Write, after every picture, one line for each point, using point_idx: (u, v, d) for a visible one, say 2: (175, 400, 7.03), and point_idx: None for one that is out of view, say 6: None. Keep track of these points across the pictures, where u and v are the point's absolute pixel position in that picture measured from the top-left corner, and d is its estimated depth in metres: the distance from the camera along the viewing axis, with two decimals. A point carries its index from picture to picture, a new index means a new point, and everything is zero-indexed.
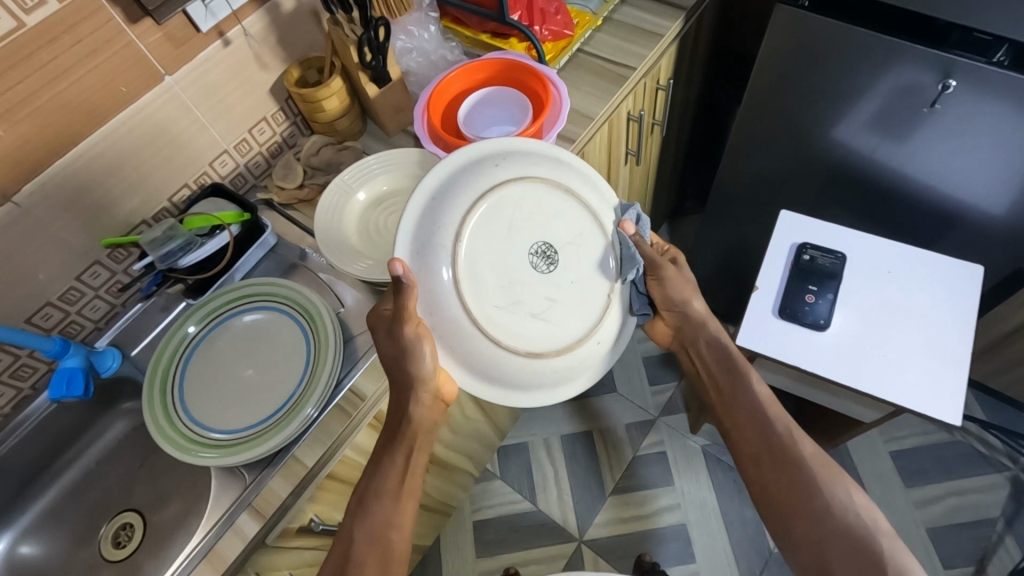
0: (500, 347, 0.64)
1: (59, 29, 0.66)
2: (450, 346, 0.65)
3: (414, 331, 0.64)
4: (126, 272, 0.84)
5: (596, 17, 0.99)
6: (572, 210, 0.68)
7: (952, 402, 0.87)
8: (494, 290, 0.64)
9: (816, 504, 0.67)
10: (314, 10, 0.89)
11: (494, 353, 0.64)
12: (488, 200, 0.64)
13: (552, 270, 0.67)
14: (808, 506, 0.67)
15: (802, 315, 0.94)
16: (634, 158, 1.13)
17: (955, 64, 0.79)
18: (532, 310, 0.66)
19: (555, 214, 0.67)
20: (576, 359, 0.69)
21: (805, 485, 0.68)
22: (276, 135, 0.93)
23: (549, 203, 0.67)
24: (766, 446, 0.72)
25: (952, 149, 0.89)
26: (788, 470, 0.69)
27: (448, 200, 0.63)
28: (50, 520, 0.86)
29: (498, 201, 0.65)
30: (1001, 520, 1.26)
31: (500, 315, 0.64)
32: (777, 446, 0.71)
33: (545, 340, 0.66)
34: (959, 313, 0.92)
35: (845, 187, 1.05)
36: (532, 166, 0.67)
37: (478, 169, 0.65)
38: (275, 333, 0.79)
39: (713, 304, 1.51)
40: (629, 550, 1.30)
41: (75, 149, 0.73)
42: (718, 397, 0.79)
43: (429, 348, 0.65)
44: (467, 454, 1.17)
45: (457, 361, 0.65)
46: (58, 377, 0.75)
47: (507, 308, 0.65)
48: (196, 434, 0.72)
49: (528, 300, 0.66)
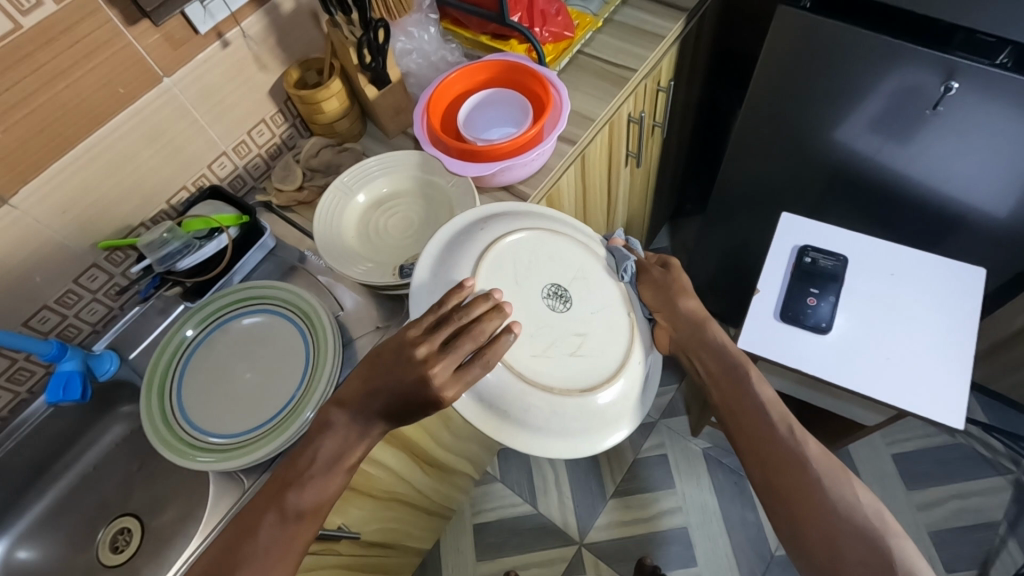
0: (552, 393, 0.63)
1: (56, 31, 0.65)
2: (500, 411, 0.63)
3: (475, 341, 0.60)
4: (124, 275, 0.84)
5: (596, 18, 0.98)
6: (565, 246, 0.71)
7: (955, 405, 0.86)
8: (527, 343, 0.65)
9: (822, 503, 0.61)
10: (314, 11, 0.88)
11: (548, 401, 0.63)
12: (486, 257, 0.68)
13: (570, 308, 0.68)
14: (819, 509, 0.61)
15: (804, 318, 0.93)
16: (635, 160, 1.13)
17: (958, 65, 0.78)
18: (568, 349, 0.66)
19: (550, 254, 0.70)
20: (627, 389, 0.67)
21: (803, 483, 0.62)
22: (276, 137, 0.93)
23: (546, 249, 0.71)
24: (774, 448, 0.65)
25: (954, 151, 0.88)
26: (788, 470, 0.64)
27: (452, 263, 0.68)
28: (48, 524, 0.85)
29: (497, 258, 0.68)
30: (1004, 524, 1.25)
31: (539, 363, 0.65)
32: (782, 448, 0.65)
33: (590, 372, 0.66)
34: (961, 315, 0.92)
35: (846, 189, 1.04)
36: (521, 220, 0.72)
37: (473, 233, 0.70)
38: (274, 337, 0.78)
39: (713, 306, 1.51)
40: (630, 553, 1.30)
41: (72, 151, 0.72)
42: (720, 394, 0.71)
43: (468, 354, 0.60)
44: (467, 456, 1.16)
45: (514, 422, 0.63)
46: (55, 381, 0.75)
47: (543, 355, 0.65)
48: (194, 438, 0.71)
49: (560, 340, 0.66)
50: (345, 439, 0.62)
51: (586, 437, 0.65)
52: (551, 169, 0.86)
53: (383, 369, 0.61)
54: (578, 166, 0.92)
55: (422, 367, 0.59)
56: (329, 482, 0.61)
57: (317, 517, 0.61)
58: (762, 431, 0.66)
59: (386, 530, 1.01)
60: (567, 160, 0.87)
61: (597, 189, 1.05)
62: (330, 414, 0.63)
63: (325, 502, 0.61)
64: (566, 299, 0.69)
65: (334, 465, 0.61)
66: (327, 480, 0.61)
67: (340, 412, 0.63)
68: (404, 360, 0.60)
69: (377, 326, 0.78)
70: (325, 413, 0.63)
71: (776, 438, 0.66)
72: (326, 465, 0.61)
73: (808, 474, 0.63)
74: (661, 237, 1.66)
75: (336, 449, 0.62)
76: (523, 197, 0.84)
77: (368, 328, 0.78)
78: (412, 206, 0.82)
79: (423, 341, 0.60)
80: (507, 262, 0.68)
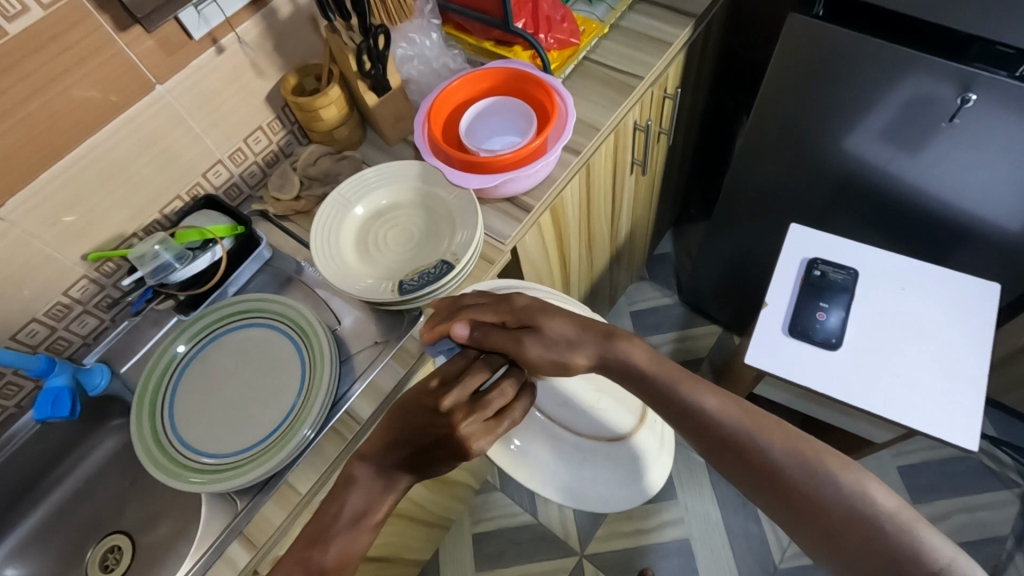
0: (580, 443, 0.76)
1: (42, 37, 0.63)
2: (512, 444, 0.77)
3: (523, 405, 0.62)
4: (116, 287, 0.82)
5: (602, 24, 0.96)
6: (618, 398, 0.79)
7: (968, 426, 0.84)
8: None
9: (856, 543, 0.53)
10: (312, 16, 0.86)
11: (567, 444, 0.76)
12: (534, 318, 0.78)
13: (581, 372, 0.80)
14: (873, 560, 0.52)
15: (813, 334, 0.91)
16: (640, 167, 1.11)
17: (976, 77, 0.76)
18: (586, 407, 0.78)
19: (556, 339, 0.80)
20: (621, 462, 0.76)
21: (822, 519, 0.55)
22: (273, 144, 0.90)
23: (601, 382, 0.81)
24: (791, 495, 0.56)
25: (970, 162, 0.86)
26: (796, 503, 0.56)
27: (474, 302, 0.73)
28: (39, 540, 0.84)
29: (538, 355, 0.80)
30: (1011, 538, 1.22)
31: (561, 424, 0.78)
32: (796, 490, 0.56)
33: (610, 433, 0.77)
34: (975, 333, 0.90)
35: (855, 200, 1.02)
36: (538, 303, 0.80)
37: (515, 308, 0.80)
38: (268, 352, 0.76)
39: (716, 313, 1.49)
40: (631, 565, 1.27)
41: (61, 162, 0.70)
42: (726, 457, 0.60)
43: (498, 402, 0.61)
44: (467, 467, 1.14)
45: (513, 448, 0.76)
46: (44, 397, 0.74)
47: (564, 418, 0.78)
48: (187, 458, 0.69)
49: (576, 403, 0.78)
50: (371, 492, 0.60)
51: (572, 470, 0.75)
52: (555, 180, 0.84)
53: (409, 418, 0.61)
54: (583, 176, 0.90)
55: (446, 418, 0.60)
56: (357, 538, 0.58)
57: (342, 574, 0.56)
58: (763, 468, 0.58)
59: (385, 545, 0.99)
60: (571, 170, 0.85)
61: (601, 199, 1.03)
62: (353, 468, 0.61)
63: (351, 558, 0.57)
64: (583, 366, 0.81)
65: (359, 520, 0.59)
66: (355, 535, 0.58)
67: (363, 465, 0.61)
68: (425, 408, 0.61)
69: (376, 340, 0.76)
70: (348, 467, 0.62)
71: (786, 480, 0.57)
72: (351, 520, 0.59)
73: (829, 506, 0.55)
74: (664, 243, 1.64)
75: (362, 503, 0.60)
76: (527, 208, 0.82)
77: (367, 343, 0.76)
78: (412, 219, 0.80)
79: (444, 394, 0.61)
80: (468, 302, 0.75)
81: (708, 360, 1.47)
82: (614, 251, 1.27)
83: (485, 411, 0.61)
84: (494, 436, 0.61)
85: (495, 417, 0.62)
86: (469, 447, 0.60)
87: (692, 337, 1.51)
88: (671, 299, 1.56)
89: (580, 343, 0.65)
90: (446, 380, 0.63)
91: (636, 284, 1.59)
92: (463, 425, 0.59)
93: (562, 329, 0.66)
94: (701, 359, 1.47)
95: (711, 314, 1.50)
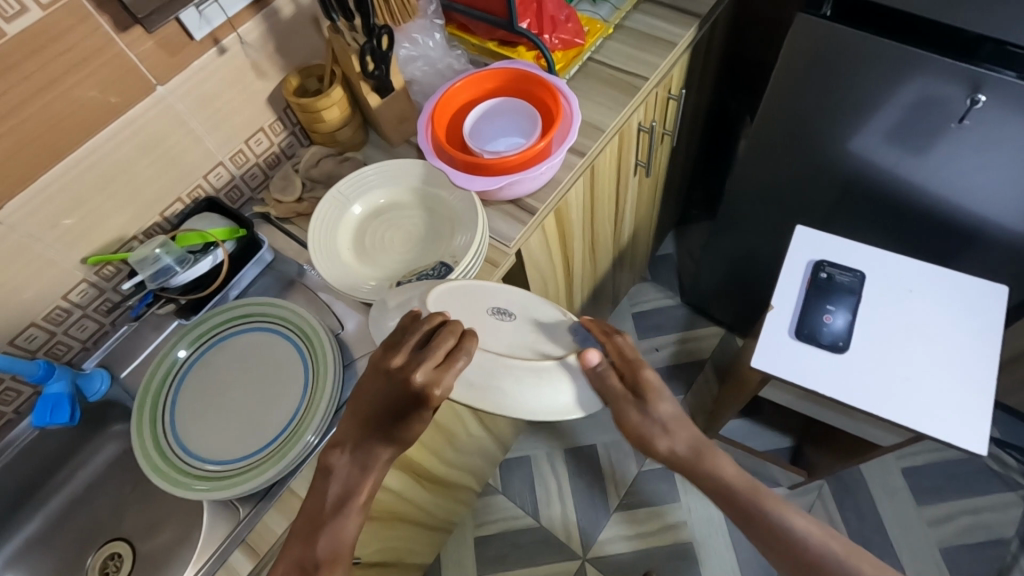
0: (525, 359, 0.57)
1: (41, 38, 0.62)
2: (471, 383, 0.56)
3: (469, 344, 0.56)
4: (116, 290, 0.81)
5: (607, 25, 0.95)
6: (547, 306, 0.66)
7: (976, 429, 0.83)
8: (492, 336, 0.60)
9: None
10: (314, 16, 0.85)
11: (530, 371, 0.56)
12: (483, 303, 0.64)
13: (517, 321, 0.63)
14: None
15: (820, 336, 0.90)
16: (644, 168, 1.10)
17: (985, 78, 0.75)
18: (528, 339, 0.61)
19: (483, 282, 0.65)
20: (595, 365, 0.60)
21: None
22: (274, 145, 0.89)
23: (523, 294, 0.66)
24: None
25: (977, 164, 0.85)
26: None
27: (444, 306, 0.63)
28: (37, 547, 0.83)
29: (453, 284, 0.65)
30: (1016, 540, 1.22)
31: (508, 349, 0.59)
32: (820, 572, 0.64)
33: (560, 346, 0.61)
34: (982, 336, 0.89)
35: (860, 201, 1.01)
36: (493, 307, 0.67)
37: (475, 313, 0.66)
38: (270, 358, 0.75)
39: (720, 314, 1.48)
40: (634, 568, 1.27)
41: (60, 164, 0.69)
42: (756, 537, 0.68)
43: (445, 345, 0.56)
44: (470, 471, 1.14)
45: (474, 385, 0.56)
46: (42, 403, 0.73)
47: (511, 346, 0.60)
48: (190, 466, 0.68)
49: (516, 343, 0.60)
50: (349, 477, 0.61)
51: (554, 399, 0.56)
52: (560, 181, 0.83)
53: (373, 393, 0.60)
54: (587, 178, 0.89)
55: (403, 373, 0.57)
56: (345, 523, 0.60)
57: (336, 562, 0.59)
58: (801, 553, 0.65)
59: (387, 550, 0.98)
60: (576, 172, 0.84)
61: (605, 200, 1.02)
62: (329, 458, 0.62)
63: (343, 546, 0.59)
64: (514, 314, 0.64)
65: (344, 505, 0.61)
66: (343, 522, 0.60)
67: (340, 453, 0.62)
68: (382, 372, 0.59)
69: None
70: (324, 458, 0.62)
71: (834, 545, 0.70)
72: (336, 506, 0.61)
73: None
74: (666, 244, 1.63)
75: (343, 488, 0.61)
76: (532, 211, 0.81)
77: (370, 346, 0.75)
78: (411, 218, 0.79)
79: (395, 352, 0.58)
80: (414, 284, 0.67)
81: (711, 362, 1.46)
82: (617, 252, 1.26)
83: (426, 355, 0.55)
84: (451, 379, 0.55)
85: (444, 360, 0.56)
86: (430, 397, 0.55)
87: (694, 338, 1.50)
88: (674, 301, 1.56)
89: (674, 431, 0.69)
90: (392, 343, 0.60)
91: (638, 286, 1.58)
92: (417, 377, 0.55)
93: (667, 413, 0.68)
94: (704, 361, 1.47)
95: (714, 315, 1.49)
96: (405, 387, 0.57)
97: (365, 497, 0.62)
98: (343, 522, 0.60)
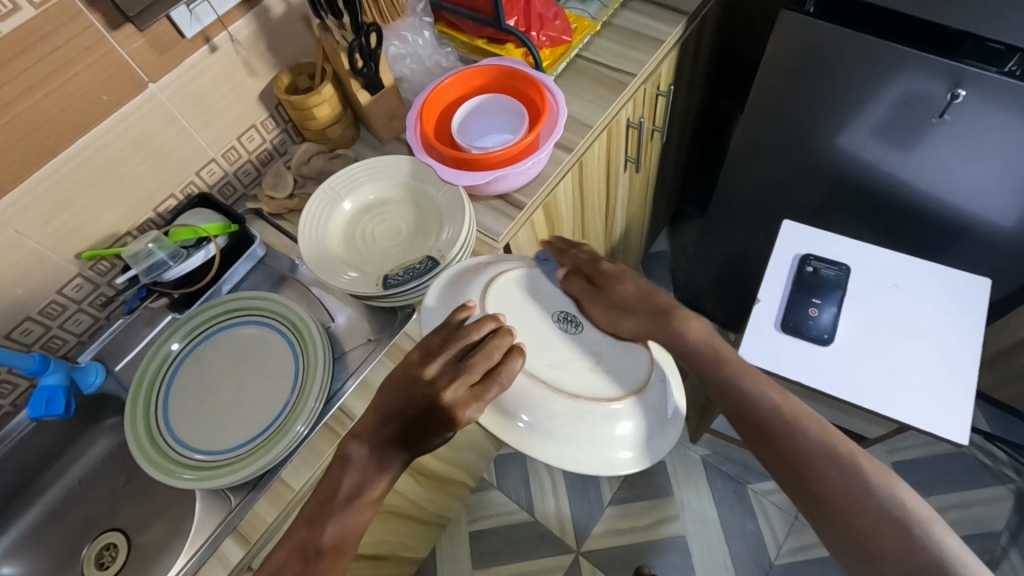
0: (578, 401, 0.59)
1: (33, 37, 0.63)
2: (520, 419, 0.58)
3: (514, 363, 0.57)
4: (110, 285, 0.82)
5: (595, 22, 0.96)
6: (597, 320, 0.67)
7: (958, 420, 0.84)
8: (541, 355, 0.62)
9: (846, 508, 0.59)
10: (305, 14, 0.86)
11: (574, 409, 0.59)
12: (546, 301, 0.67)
13: (583, 333, 0.66)
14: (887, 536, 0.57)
15: (805, 329, 0.91)
16: (634, 165, 1.11)
17: (965, 73, 0.77)
18: (583, 365, 0.63)
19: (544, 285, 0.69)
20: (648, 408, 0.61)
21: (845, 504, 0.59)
22: (267, 142, 0.91)
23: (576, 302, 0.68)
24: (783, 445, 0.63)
25: (961, 158, 0.86)
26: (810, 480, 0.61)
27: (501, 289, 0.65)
28: (34, 539, 0.84)
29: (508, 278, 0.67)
30: (1006, 533, 1.23)
31: (558, 374, 0.61)
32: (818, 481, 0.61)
33: (613, 382, 0.62)
34: (965, 328, 0.90)
35: (848, 196, 1.02)
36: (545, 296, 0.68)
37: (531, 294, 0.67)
38: (261, 351, 0.76)
39: (713, 311, 1.49)
40: (627, 561, 1.28)
41: (53, 161, 0.70)
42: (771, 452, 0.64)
43: (492, 361, 0.57)
44: (464, 466, 1.15)
45: (523, 426, 0.58)
46: (37, 396, 0.74)
47: (561, 367, 0.62)
48: (181, 456, 0.69)
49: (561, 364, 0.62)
50: (365, 470, 0.59)
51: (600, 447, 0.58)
52: (547, 177, 0.84)
53: (399, 398, 0.59)
54: (575, 174, 0.91)
55: (432, 388, 0.58)
56: (355, 518, 0.58)
57: (341, 554, 0.57)
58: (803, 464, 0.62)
59: (383, 542, 1.00)
60: (563, 167, 0.85)
61: (595, 196, 1.03)
62: (347, 448, 0.60)
63: (351, 537, 0.58)
64: (580, 325, 0.66)
65: (355, 498, 0.58)
66: (353, 515, 0.58)
67: (357, 445, 0.60)
68: (412, 381, 0.59)
69: (369, 338, 0.77)
70: (342, 446, 0.61)
71: (808, 463, 0.61)
72: (347, 499, 0.59)
73: (825, 473, 0.61)
74: (661, 241, 1.64)
75: (356, 483, 0.59)
76: (520, 206, 0.82)
77: (361, 341, 0.77)
78: (401, 214, 0.80)
79: (428, 362, 0.59)
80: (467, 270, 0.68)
81: None
82: (609, 248, 1.27)
83: (467, 373, 0.56)
84: (482, 404, 0.56)
85: (482, 381, 0.57)
86: (456, 417, 0.56)
87: None
88: None
89: (638, 308, 0.69)
90: (428, 347, 0.60)
91: None
92: (447, 393, 0.56)
93: (629, 294, 0.69)
94: None
95: (708, 312, 1.50)
96: (429, 403, 0.57)
97: (378, 495, 0.59)
98: (353, 515, 0.58)
